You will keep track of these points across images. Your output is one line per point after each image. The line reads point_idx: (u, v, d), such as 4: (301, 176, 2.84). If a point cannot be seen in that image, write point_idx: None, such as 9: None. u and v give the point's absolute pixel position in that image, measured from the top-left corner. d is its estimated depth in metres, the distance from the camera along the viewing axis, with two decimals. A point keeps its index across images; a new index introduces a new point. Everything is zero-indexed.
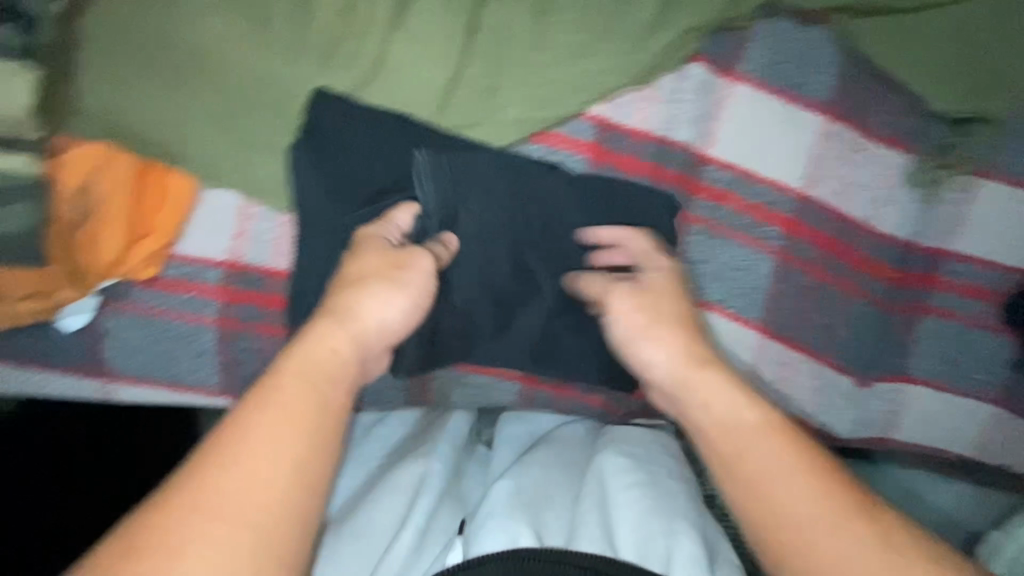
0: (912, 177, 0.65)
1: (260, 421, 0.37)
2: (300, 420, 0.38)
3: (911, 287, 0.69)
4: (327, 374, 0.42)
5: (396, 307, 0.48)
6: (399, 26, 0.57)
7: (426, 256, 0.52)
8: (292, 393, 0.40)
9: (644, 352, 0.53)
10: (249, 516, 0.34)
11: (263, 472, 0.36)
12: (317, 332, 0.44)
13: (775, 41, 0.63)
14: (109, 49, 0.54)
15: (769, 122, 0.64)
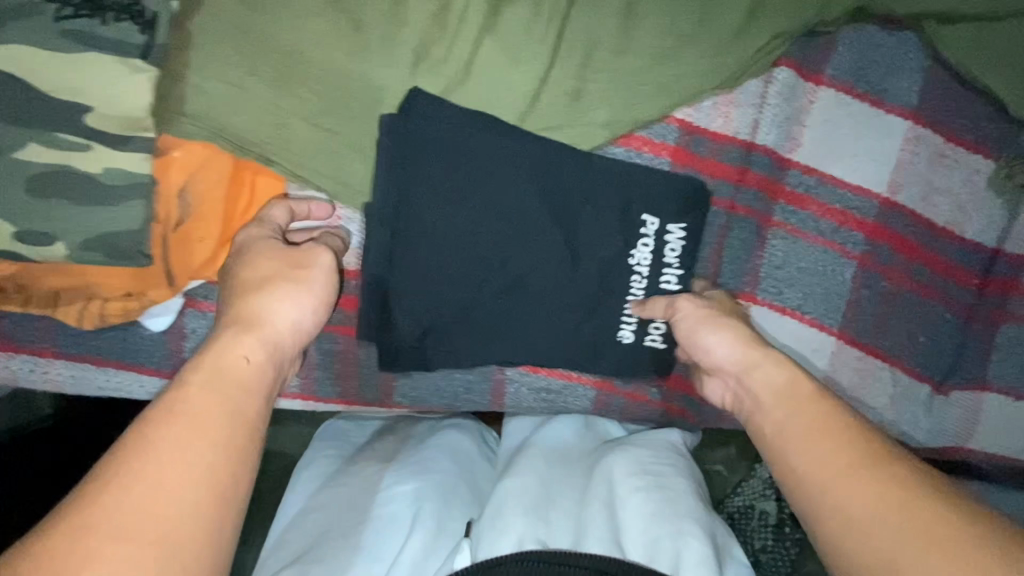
0: (998, 184, 0.65)
1: (157, 433, 0.38)
2: (203, 426, 0.39)
3: (993, 294, 0.67)
4: (239, 383, 0.43)
5: (301, 310, 0.50)
6: (491, 30, 0.58)
7: (325, 252, 0.54)
8: (192, 402, 0.40)
9: (704, 341, 0.58)
10: (145, 529, 0.34)
11: (170, 488, 0.36)
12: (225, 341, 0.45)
13: (859, 45, 0.64)
14: (209, 42, 0.52)
15: (854, 129, 0.65)
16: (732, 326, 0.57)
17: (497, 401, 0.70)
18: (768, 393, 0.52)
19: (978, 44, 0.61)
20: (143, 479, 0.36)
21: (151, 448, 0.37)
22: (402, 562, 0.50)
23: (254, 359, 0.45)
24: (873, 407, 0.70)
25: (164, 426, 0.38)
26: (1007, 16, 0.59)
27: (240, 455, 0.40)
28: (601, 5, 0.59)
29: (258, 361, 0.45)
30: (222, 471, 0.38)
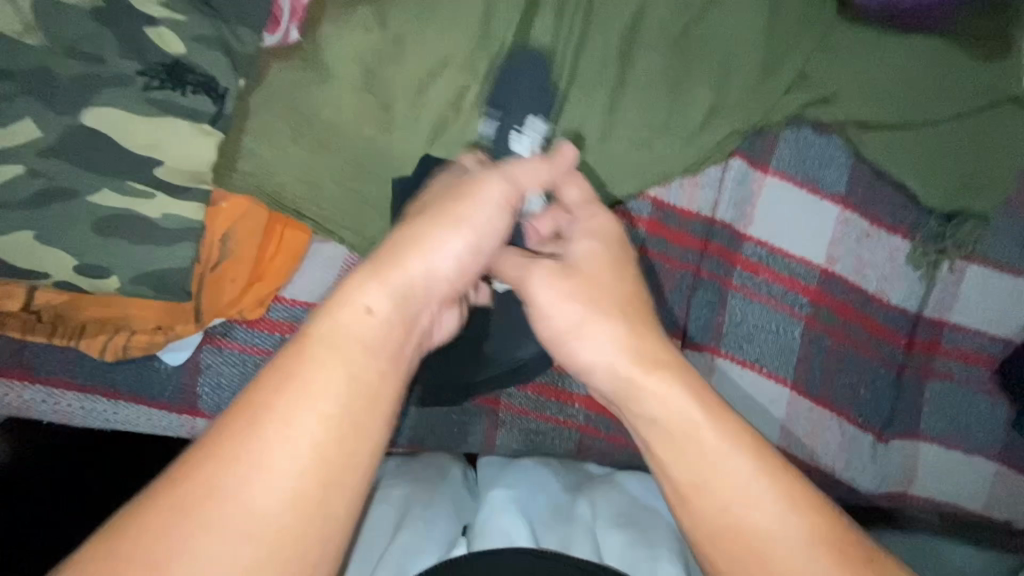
0: (916, 258, 0.77)
1: (286, 397, 0.42)
2: (323, 397, 0.43)
3: (919, 352, 0.79)
4: (360, 346, 0.45)
5: (445, 265, 0.52)
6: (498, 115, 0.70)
7: (494, 190, 0.55)
8: (314, 369, 0.43)
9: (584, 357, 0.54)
10: (276, 496, 0.40)
11: (295, 456, 0.41)
12: (352, 291, 0.47)
13: (797, 143, 0.78)
14: (262, 114, 0.62)
15: (796, 209, 0.77)
16: (605, 334, 0.53)
17: (489, 443, 0.75)
18: (663, 439, 0.50)
19: (889, 145, 0.76)
20: (269, 446, 0.41)
21: (277, 419, 0.41)
22: (392, 552, 0.56)
23: (389, 318, 0.48)
24: (828, 453, 0.78)
25: (288, 394, 0.42)
26: (911, 124, 0.75)
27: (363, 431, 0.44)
28: (587, 104, 0.73)
29: (385, 324, 0.47)
30: (347, 443, 0.43)
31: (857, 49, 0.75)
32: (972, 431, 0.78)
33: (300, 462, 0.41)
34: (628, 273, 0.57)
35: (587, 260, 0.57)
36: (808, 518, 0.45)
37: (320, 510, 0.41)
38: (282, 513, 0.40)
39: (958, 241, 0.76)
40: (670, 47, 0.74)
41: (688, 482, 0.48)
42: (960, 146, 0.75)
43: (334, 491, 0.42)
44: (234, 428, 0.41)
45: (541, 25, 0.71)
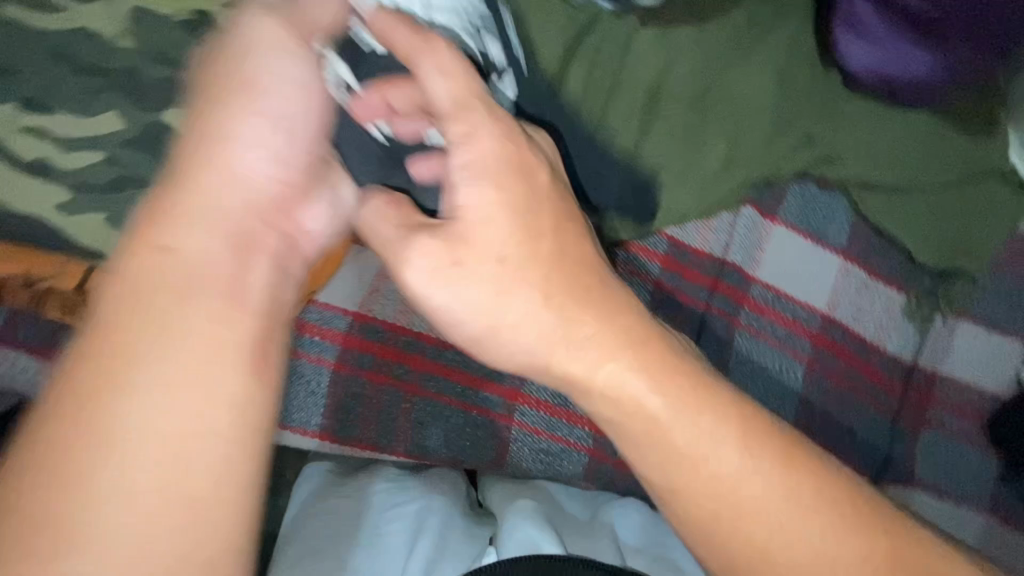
0: (911, 313, 0.83)
1: (113, 374, 0.42)
2: (169, 365, 0.43)
3: (914, 402, 0.82)
4: (181, 293, 0.45)
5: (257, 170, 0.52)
6: None
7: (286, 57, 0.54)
8: (143, 342, 0.43)
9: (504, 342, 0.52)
10: (163, 438, 0.41)
11: (159, 432, 0.41)
12: (162, 234, 0.46)
13: (802, 198, 0.85)
14: None
15: (801, 257, 0.83)
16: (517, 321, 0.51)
17: (499, 460, 0.76)
18: (639, 447, 0.50)
19: (886, 205, 0.83)
20: (131, 406, 0.41)
21: (125, 385, 0.42)
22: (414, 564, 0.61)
23: (213, 236, 0.48)
24: None
25: (129, 372, 0.42)
26: (906, 188, 0.83)
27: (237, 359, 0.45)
28: (615, 144, 0.79)
29: (215, 249, 0.48)
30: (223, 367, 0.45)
31: (861, 117, 0.83)
32: (964, 483, 0.81)
33: (168, 406, 0.42)
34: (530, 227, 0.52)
35: (474, 222, 0.51)
36: (817, 522, 0.47)
37: (229, 440, 0.43)
38: (177, 453, 0.41)
39: (948, 300, 0.83)
40: (692, 101, 0.82)
41: (670, 492, 0.49)
42: (950, 210, 0.83)
43: (229, 413, 0.44)
44: (77, 399, 0.41)
45: (576, 76, 0.79)
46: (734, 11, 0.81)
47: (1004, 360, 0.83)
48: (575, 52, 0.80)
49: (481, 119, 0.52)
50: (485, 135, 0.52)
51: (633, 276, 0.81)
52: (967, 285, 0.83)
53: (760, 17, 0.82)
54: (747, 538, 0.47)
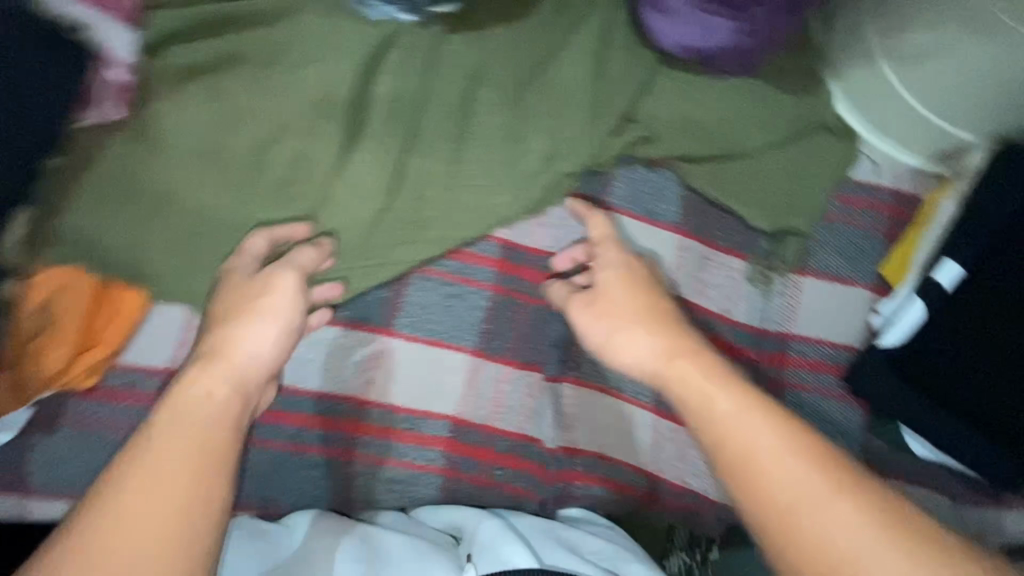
0: (753, 278, 0.83)
1: (125, 492, 0.47)
2: (148, 466, 0.49)
3: (770, 366, 0.82)
4: (196, 418, 0.54)
5: (213, 383, 0.57)
6: (341, 171, 0.74)
7: (291, 276, 0.67)
8: (146, 447, 0.50)
9: (619, 358, 0.66)
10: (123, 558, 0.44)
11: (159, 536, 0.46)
12: (191, 380, 0.57)
13: (631, 181, 0.84)
14: (100, 187, 0.67)
15: (637, 239, 0.82)
16: (640, 344, 0.64)
17: (347, 495, 0.74)
18: (701, 421, 0.55)
19: (711, 174, 0.84)
20: (105, 528, 0.45)
21: (112, 499, 0.47)
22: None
23: (195, 399, 0.55)
24: (696, 475, 0.82)
25: (142, 480, 0.48)
26: (730, 156, 0.84)
27: (186, 480, 0.49)
28: (430, 153, 0.78)
29: (217, 400, 0.56)
30: (179, 505, 0.48)
31: (677, 91, 0.84)
32: (829, 437, 0.82)
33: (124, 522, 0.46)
34: (639, 287, 0.69)
35: (608, 285, 0.70)
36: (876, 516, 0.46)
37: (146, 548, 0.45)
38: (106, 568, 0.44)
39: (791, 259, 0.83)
40: (508, 102, 0.82)
41: (717, 449, 0.53)
42: (774, 170, 0.84)
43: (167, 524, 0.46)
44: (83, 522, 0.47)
45: (383, 91, 0.78)
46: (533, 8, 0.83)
47: (850, 310, 0.83)
48: (377, 63, 0.79)
49: (611, 254, 0.74)
50: (610, 249, 0.74)
51: (466, 284, 0.79)
52: (802, 244, 0.83)
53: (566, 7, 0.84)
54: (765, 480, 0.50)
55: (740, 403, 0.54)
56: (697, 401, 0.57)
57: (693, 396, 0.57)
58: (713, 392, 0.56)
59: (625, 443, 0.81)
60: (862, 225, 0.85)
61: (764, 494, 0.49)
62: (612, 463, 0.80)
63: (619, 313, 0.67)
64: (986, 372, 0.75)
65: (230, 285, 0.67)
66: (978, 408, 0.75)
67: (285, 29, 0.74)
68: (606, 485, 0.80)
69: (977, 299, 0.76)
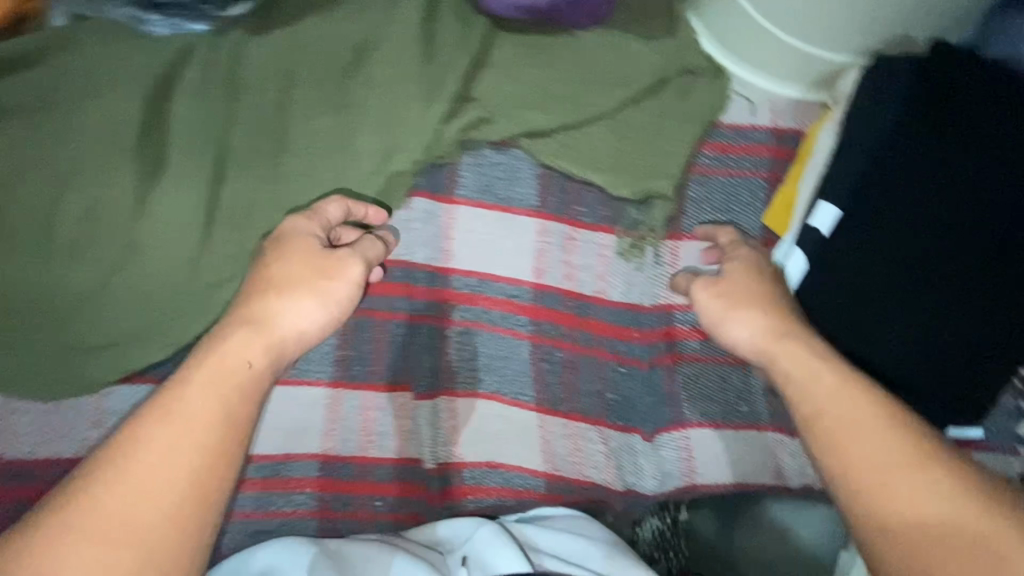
0: (623, 252, 0.76)
1: (152, 434, 0.54)
2: (190, 425, 0.55)
3: (658, 341, 0.77)
4: (239, 389, 0.58)
5: (250, 344, 0.60)
6: (144, 214, 0.68)
7: (355, 265, 0.65)
8: (189, 401, 0.56)
9: (729, 333, 0.66)
10: (141, 496, 0.52)
11: (170, 475, 0.53)
12: (231, 349, 0.59)
13: (479, 167, 0.77)
14: None
15: (492, 230, 0.76)
16: (747, 321, 0.65)
17: (219, 554, 0.71)
18: (801, 390, 0.60)
19: (564, 148, 0.76)
20: (129, 465, 0.52)
21: (146, 437, 0.54)
22: None
23: (230, 351, 0.59)
24: (596, 467, 0.77)
25: (156, 428, 0.54)
26: (585, 122, 0.76)
27: (207, 443, 0.55)
28: (245, 176, 0.71)
29: (257, 361, 0.59)
30: (195, 470, 0.54)
31: (513, 60, 0.76)
32: (731, 405, 0.77)
33: (153, 469, 0.53)
34: (763, 274, 0.68)
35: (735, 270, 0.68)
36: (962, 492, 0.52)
37: (171, 499, 0.52)
38: (137, 494, 0.52)
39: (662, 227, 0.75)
40: (328, 101, 0.74)
41: (814, 413, 0.59)
42: (635, 130, 0.76)
43: (184, 482, 0.53)
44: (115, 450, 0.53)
45: (182, 115, 0.71)
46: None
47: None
48: (172, 85, 0.72)
49: (748, 250, 0.70)
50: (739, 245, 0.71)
51: None
52: (670, 208, 0.75)
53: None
54: (863, 446, 0.55)
55: (845, 386, 0.59)
56: (809, 377, 0.60)
57: (805, 373, 0.61)
58: (817, 371, 0.60)
59: (519, 448, 0.76)
60: (737, 173, 0.78)
61: (844, 454, 0.56)
62: (504, 470, 0.76)
63: (744, 290, 0.67)
64: (942, 314, 0.67)
65: (300, 252, 0.65)
66: (932, 356, 0.68)
67: (63, 66, 0.69)
68: (501, 494, 0.76)
69: (932, 235, 0.67)
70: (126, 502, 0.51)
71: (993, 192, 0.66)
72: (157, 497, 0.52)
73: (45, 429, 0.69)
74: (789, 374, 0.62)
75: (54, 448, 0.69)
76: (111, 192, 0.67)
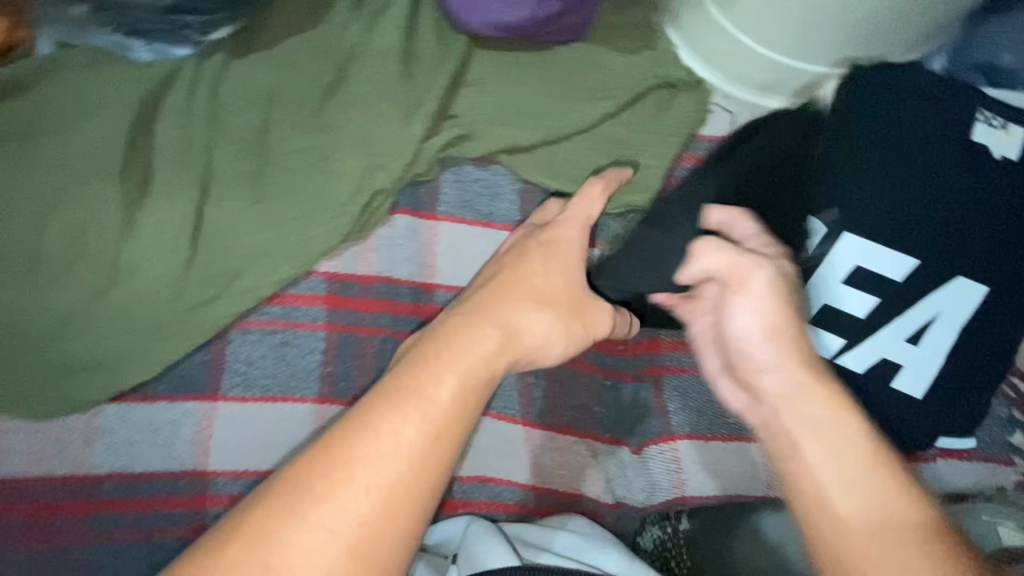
0: None
1: (386, 425, 0.44)
2: (421, 421, 0.45)
3: (641, 354, 0.78)
4: (476, 388, 0.49)
5: (492, 339, 0.52)
6: (130, 236, 0.69)
7: (602, 312, 0.61)
8: (432, 390, 0.47)
9: (754, 360, 0.53)
10: (350, 509, 0.42)
11: (395, 488, 0.43)
12: (471, 341, 0.51)
13: (461, 184, 0.78)
14: None
15: (476, 245, 0.77)
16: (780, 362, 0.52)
17: None
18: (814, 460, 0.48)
19: (545, 163, 0.76)
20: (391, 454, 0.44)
21: (389, 427, 0.44)
22: None
23: (475, 343, 0.51)
24: (584, 479, 0.77)
25: (393, 425, 0.45)
26: (564, 137, 0.77)
27: (438, 452, 0.45)
28: (229, 198, 0.72)
29: (490, 352, 0.51)
30: (411, 487, 0.44)
31: (489, 77, 0.78)
32: (719, 415, 0.77)
33: (388, 467, 0.44)
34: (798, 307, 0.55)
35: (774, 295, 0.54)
36: None
37: (397, 517, 0.43)
38: (370, 500, 0.43)
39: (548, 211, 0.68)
40: (311, 122, 0.75)
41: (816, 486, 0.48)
42: (615, 143, 0.77)
43: (413, 490, 0.44)
44: (358, 432, 0.45)
45: (168, 140, 0.72)
46: (319, 23, 0.78)
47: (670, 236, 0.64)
48: (158, 111, 0.73)
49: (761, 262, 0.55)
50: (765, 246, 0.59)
51: (295, 329, 0.73)
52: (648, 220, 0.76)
53: (363, 7, 0.79)
54: (871, 524, 0.45)
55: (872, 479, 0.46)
56: (836, 423, 0.49)
57: (825, 445, 0.48)
58: (834, 446, 0.48)
59: (508, 461, 0.76)
60: None
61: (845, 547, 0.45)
62: (494, 483, 0.76)
63: (783, 318, 0.53)
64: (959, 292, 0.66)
65: (559, 266, 0.60)
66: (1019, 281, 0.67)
67: (51, 97, 0.71)
68: (491, 507, 0.75)
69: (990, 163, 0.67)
70: (363, 504, 0.42)
71: (987, 225, 0.66)
72: (398, 509, 0.43)
73: (40, 446, 0.67)
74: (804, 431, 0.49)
75: (41, 468, 0.66)
76: (99, 215, 0.69)
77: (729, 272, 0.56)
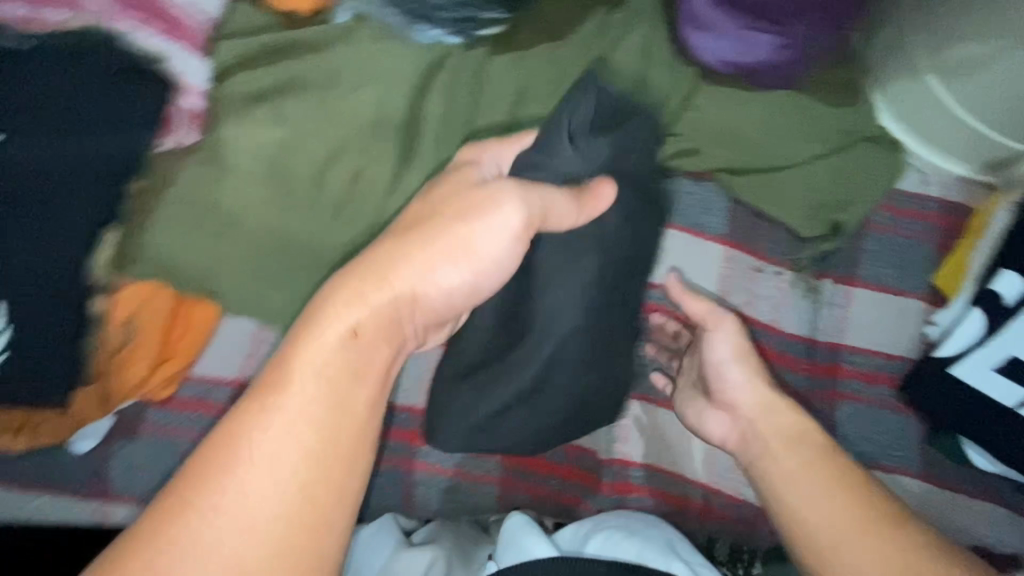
0: (797, 285, 0.85)
1: (256, 421, 0.49)
2: (298, 408, 0.50)
3: (823, 376, 0.83)
4: (347, 358, 0.53)
5: (363, 306, 0.54)
6: (396, 189, 0.76)
7: (512, 207, 0.58)
8: (295, 374, 0.51)
9: (728, 383, 0.74)
10: (255, 497, 0.47)
11: (283, 468, 0.48)
12: (332, 313, 0.53)
13: (677, 195, 0.87)
14: (181, 210, 0.70)
15: (687, 250, 0.85)
16: (750, 385, 0.73)
17: (407, 501, 0.79)
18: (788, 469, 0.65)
19: (756, 187, 0.86)
20: (267, 478, 0.48)
21: (257, 430, 0.49)
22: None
23: (344, 312, 0.53)
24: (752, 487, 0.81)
25: (260, 422, 0.50)
26: (779, 167, 0.85)
27: (316, 430, 0.50)
28: None
29: (360, 313, 0.53)
30: (301, 456, 0.49)
31: (717, 106, 0.85)
32: (889, 448, 0.82)
33: (269, 450, 0.49)
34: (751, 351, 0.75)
35: (732, 337, 0.76)
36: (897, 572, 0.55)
37: (307, 494, 0.48)
38: (264, 492, 0.48)
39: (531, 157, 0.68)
40: None
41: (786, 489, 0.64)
42: (825, 180, 0.84)
43: (305, 454, 0.49)
44: (215, 460, 0.49)
45: (432, 109, 0.79)
46: (583, 24, 0.83)
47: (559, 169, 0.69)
48: (429, 83, 0.80)
49: (718, 309, 0.77)
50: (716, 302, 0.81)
51: None
52: (839, 250, 0.86)
53: (608, 27, 0.83)
54: (827, 507, 0.60)
55: (820, 478, 0.62)
56: (799, 441, 0.67)
57: (787, 455, 0.66)
58: (793, 455, 0.66)
59: (682, 458, 0.81)
60: (909, 236, 0.86)
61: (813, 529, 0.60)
62: (667, 475, 0.81)
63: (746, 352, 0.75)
64: None
65: (440, 213, 0.59)
66: None
67: (338, 56, 0.77)
68: (660, 497, 0.80)
69: None
70: (258, 497, 0.47)
71: None
72: (301, 483, 0.48)
73: None
74: (768, 444, 0.68)
75: None
76: (372, 165, 0.76)
77: (704, 314, 0.78)
